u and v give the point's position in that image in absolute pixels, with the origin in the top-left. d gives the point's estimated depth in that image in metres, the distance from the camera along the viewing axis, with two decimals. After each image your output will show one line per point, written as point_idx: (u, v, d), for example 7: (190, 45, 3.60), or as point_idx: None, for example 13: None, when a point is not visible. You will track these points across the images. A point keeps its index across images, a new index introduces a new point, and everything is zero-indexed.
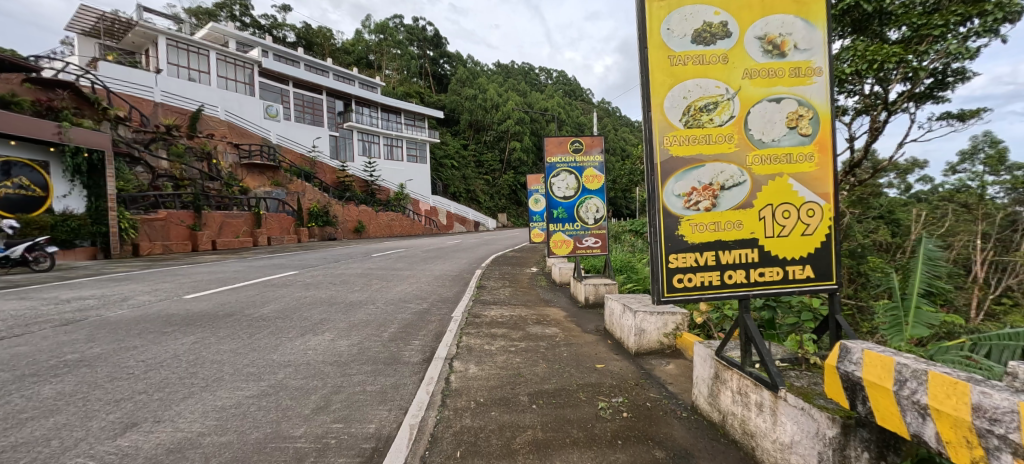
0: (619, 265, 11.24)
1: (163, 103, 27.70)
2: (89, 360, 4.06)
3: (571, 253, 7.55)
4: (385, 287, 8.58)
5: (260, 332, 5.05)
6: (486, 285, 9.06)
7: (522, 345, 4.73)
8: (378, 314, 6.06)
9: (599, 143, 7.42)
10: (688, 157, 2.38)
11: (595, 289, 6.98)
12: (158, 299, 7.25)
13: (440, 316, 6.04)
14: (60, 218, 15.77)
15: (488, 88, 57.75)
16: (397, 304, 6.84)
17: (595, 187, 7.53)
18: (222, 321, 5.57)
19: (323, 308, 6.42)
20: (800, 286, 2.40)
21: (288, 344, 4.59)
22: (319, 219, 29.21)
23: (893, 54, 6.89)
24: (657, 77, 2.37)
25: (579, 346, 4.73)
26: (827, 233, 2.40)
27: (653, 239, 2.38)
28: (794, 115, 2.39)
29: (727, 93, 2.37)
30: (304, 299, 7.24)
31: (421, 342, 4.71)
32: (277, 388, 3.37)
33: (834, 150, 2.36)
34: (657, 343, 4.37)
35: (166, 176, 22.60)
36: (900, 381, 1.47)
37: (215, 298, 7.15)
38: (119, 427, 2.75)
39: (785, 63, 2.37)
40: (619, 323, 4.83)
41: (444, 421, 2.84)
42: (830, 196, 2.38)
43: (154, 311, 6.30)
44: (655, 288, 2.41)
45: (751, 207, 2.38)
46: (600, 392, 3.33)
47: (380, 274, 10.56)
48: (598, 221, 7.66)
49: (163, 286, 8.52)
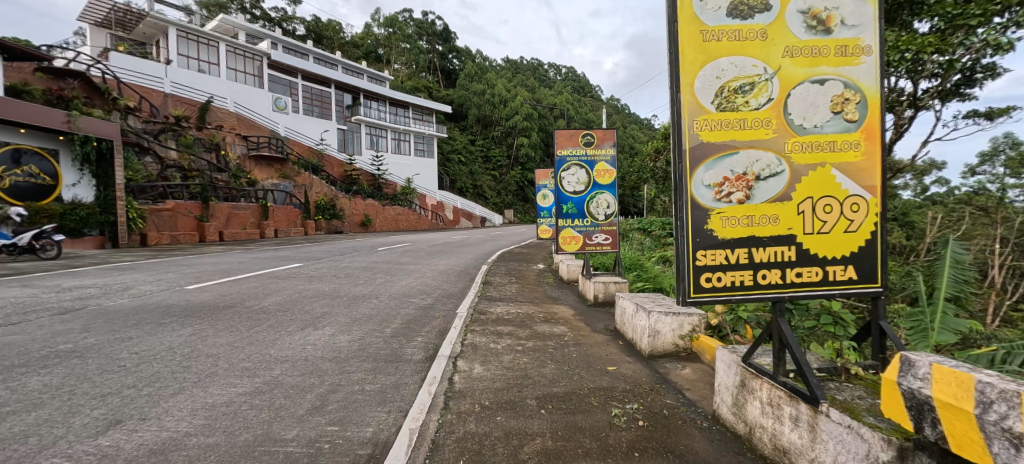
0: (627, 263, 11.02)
1: (173, 94, 27.84)
2: (81, 350, 3.91)
3: (580, 249, 7.30)
4: (388, 282, 8.41)
5: (259, 325, 4.88)
6: (492, 281, 8.87)
7: (529, 344, 4.53)
8: (381, 309, 5.90)
9: (611, 136, 7.20)
10: (718, 143, 2.14)
11: (604, 287, 6.75)
12: (160, 289, 7.15)
13: (444, 312, 5.86)
14: (69, 207, 15.86)
15: (496, 83, 57.45)
16: (401, 299, 6.66)
17: (607, 182, 7.30)
18: (221, 313, 5.43)
19: (324, 302, 6.25)
20: (842, 288, 2.17)
21: (287, 338, 4.43)
22: (325, 213, 29.24)
23: (934, 43, 6.58)
24: (687, 54, 2.13)
25: (589, 347, 4.52)
26: (873, 230, 2.17)
27: (678, 234, 2.16)
28: (839, 99, 2.16)
29: (766, 73, 2.13)
30: (307, 292, 7.09)
31: (423, 339, 4.53)
32: (272, 386, 3.20)
33: (883, 138, 2.13)
34: (672, 346, 4.15)
35: (174, 167, 22.67)
36: (985, 403, 1.23)
37: (217, 290, 7.03)
38: (102, 424, 2.59)
39: (831, 41, 2.13)
40: (631, 324, 4.62)
41: (446, 426, 2.64)
42: (877, 190, 2.15)
43: (153, 301, 6.19)
44: (680, 285, 2.16)
45: (789, 199, 2.16)
46: (613, 398, 3.12)
47: (385, 269, 10.40)
48: (609, 217, 7.40)
49: (166, 276, 8.42)
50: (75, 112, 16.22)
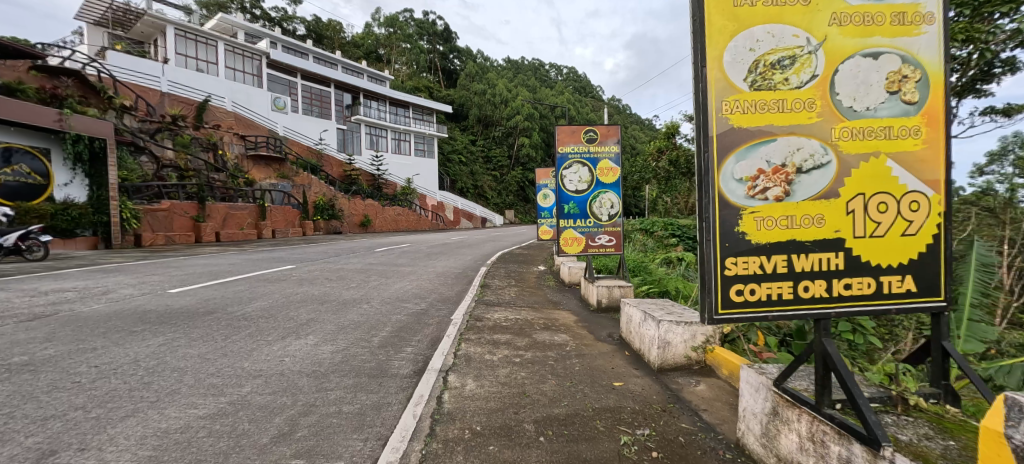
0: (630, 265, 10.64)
1: (170, 93, 27.60)
2: (36, 363, 3.57)
3: (582, 252, 6.93)
4: (382, 285, 8.05)
5: (236, 334, 4.52)
6: (490, 285, 8.51)
7: (527, 355, 4.17)
8: (370, 315, 5.53)
9: (615, 133, 6.85)
10: (752, 129, 1.78)
11: (608, 291, 6.39)
12: (141, 293, 6.80)
13: (438, 318, 5.51)
14: (60, 207, 15.54)
15: (497, 83, 57.09)
16: (393, 304, 6.31)
17: (610, 181, 6.93)
18: (199, 320, 5.08)
19: (311, 307, 5.89)
20: (898, 302, 1.82)
21: (265, 349, 4.08)
22: (324, 213, 28.90)
23: (965, 30, 6.27)
24: (715, 21, 1.77)
25: (592, 359, 4.16)
26: (936, 233, 1.82)
27: (704, 237, 1.79)
28: (895, 76, 1.81)
29: (809, 44, 1.79)
30: (295, 296, 6.75)
31: (413, 350, 4.17)
32: (238, 406, 2.84)
33: (947, 122, 1.78)
34: (684, 358, 3.79)
35: (170, 167, 22.36)
36: None
37: (201, 294, 6.69)
38: (32, 457, 2.23)
39: (886, 6, 1.78)
40: (639, 333, 4.26)
41: (430, 459, 2.28)
42: (941, 184, 1.79)
43: (130, 306, 5.84)
44: (706, 298, 1.79)
45: (837, 196, 1.81)
46: (621, 421, 2.76)
47: (380, 271, 10.04)
48: (612, 218, 7.04)
49: (150, 279, 8.08)
50: (67, 111, 15.91)
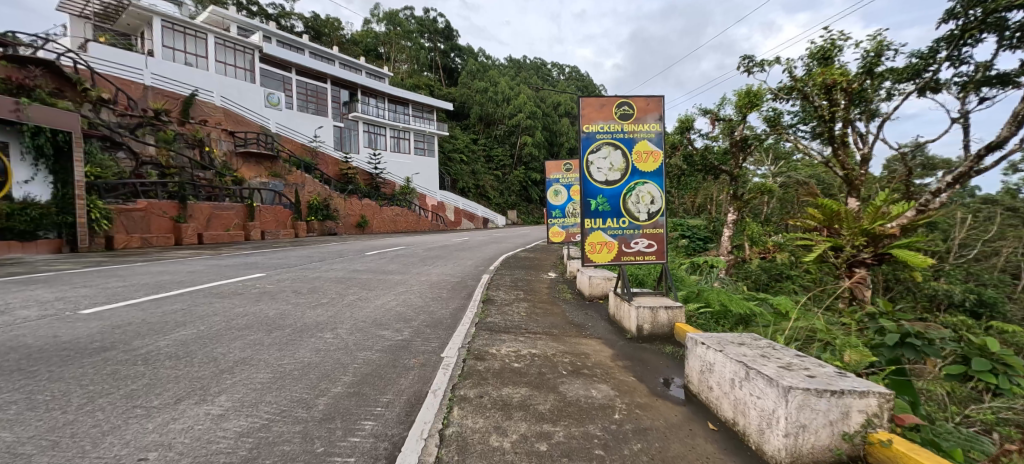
0: (675, 276, 9.13)
1: (154, 86, 26.07)
2: None
3: (614, 261, 5.37)
4: (361, 300, 6.52)
5: (106, 396, 2.95)
6: (494, 299, 6.99)
7: (559, 437, 2.59)
8: (329, 352, 3.97)
9: (656, 106, 5.35)
10: None
11: (652, 315, 4.81)
12: (38, 316, 5.20)
13: (424, 357, 3.94)
14: (18, 207, 13.88)
15: (499, 81, 55.46)
16: (366, 331, 4.75)
17: (650, 169, 5.36)
18: (73, 365, 3.52)
19: (252, 339, 4.34)
20: None
21: (131, 430, 2.51)
22: (319, 213, 27.44)
23: None
24: None
25: (664, 441, 2.60)
26: None
27: None
28: None
29: None
30: (241, 318, 5.17)
31: (374, 427, 2.62)
32: None
33: None
34: (830, 456, 2.24)
35: (150, 164, 20.88)
36: None
37: (115, 318, 5.10)
38: None
39: None
40: (733, 397, 2.72)
41: None
42: None
43: (2, 337, 4.27)
44: None
45: None
46: None
47: (364, 280, 8.50)
48: (652, 216, 5.40)
49: (72, 294, 6.53)
50: (25, 99, 14.28)
